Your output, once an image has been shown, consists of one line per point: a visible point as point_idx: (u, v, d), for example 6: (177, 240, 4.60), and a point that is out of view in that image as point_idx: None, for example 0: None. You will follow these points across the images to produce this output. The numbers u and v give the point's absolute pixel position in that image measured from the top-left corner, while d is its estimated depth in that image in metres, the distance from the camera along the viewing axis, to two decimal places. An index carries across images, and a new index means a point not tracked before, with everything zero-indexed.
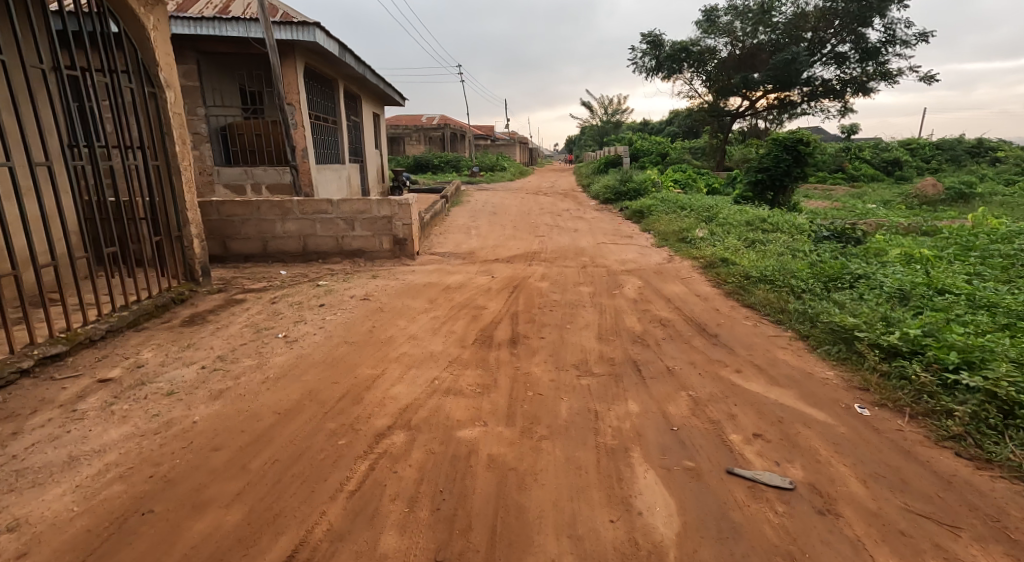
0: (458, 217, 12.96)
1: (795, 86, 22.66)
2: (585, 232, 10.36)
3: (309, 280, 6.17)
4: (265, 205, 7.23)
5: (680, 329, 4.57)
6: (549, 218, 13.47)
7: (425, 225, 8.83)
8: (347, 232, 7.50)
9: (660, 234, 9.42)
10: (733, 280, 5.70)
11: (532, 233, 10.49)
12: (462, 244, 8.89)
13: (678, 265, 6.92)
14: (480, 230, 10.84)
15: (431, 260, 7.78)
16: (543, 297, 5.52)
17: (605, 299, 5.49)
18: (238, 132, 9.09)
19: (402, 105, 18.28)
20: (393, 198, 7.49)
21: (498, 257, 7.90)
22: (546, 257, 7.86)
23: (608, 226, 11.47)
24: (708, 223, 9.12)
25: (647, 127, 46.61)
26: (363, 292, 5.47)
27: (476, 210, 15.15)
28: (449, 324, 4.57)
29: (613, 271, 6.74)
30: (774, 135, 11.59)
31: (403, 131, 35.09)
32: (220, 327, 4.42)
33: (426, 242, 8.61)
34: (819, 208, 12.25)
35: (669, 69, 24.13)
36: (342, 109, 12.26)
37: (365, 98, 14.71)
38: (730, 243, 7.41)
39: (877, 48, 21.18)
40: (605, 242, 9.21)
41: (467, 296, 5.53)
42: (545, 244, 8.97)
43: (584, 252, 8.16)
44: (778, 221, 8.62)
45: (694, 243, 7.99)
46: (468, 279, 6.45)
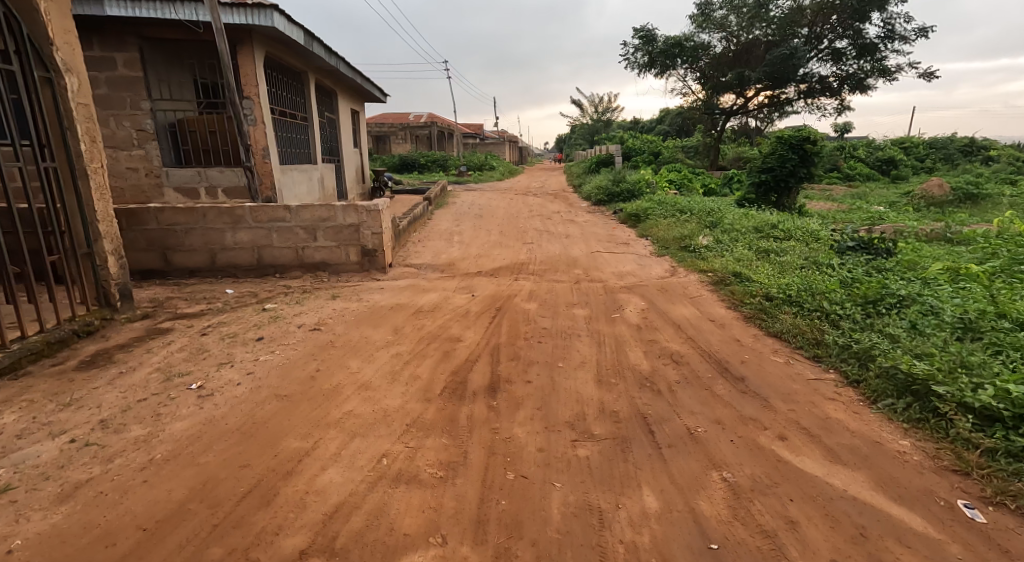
0: (441, 221, 12.08)
1: (791, 83, 21.95)
2: (578, 239, 9.52)
3: (257, 302, 5.30)
4: (211, 212, 6.32)
5: (696, 367, 3.76)
6: (538, 222, 12.62)
7: (400, 233, 7.96)
8: (307, 242, 6.61)
9: (659, 241, 8.63)
10: (753, 300, 4.89)
11: (519, 239, 9.66)
12: (440, 254, 8.04)
13: (684, 280, 6.10)
14: (463, 236, 9.99)
15: (405, 273, 6.92)
16: (529, 323, 4.67)
17: (603, 325, 4.66)
18: (190, 129, 8.16)
19: (384, 102, 17.37)
20: (361, 203, 6.61)
21: (481, 270, 7.06)
22: (534, 269, 7.02)
23: (601, 231, 10.65)
24: (713, 229, 8.34)
25: (638, 125, 45.88)
26: (316, 319, 4.60)
27: (460, 213, 14.26)
28: (414, 364, 3.72)
29: (610, 288, 5.91)
30: (779, 132, 10.82)
31: (388, 130, 33.97)
32: (123, 372, 3.54)
33: (401, 252, 7.75)
34: (824, 211, 11.50)
35: (661, 66, 23.38)
36: (314, 105, 11.37)
37: (342, 94, 13.80)
38: (741, 253, 6.61)
39: (875, 43, 20.36)
40: (599, 251, 8.38)
41: (440, 323, 4.67)
42: (533, 253, 8.13)
43: (577, 263, 7.33)
44: (791, 227, 7.84)
45: (700, 253, 7.20)
46: (445, 299, 5.60)
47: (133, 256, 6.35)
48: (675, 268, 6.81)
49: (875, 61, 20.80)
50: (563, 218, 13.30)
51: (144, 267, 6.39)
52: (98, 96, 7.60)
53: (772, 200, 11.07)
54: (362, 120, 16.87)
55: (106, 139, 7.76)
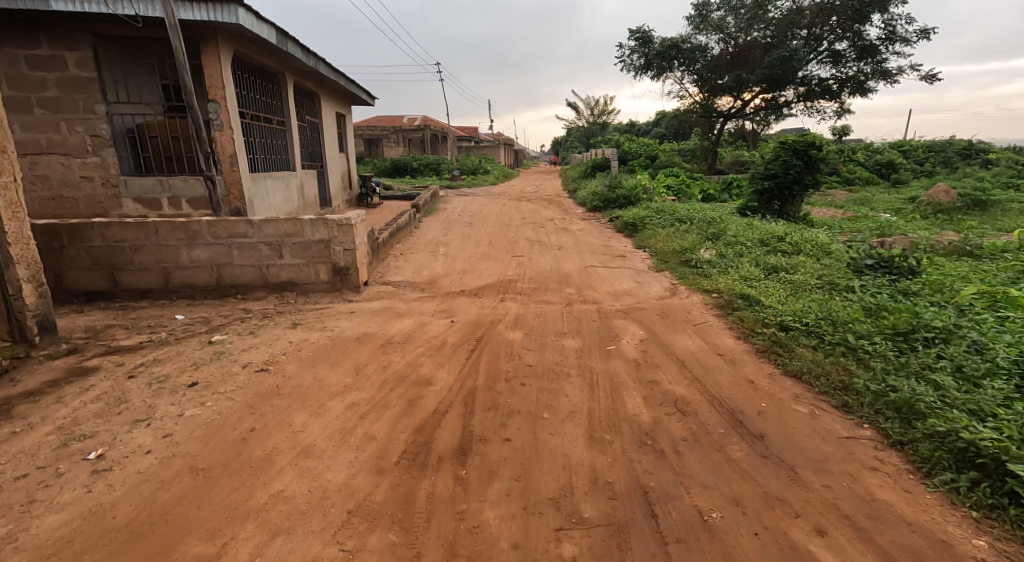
0: (428, 231, 11.50)
1: (789, 85, 21.46)
2: (572, 251, 8.95)
3: (207, 331, 4.71)
4: (164, 227, 5.73)
5: (704, 418, 3.19)
6: (530, 230, 12.06)
7: (378, 247, 7.38)
8: (272, 260, 6.02)
9: (657, 255, 8.08)
10: (765, 329, 4.33)
11: (509, 251, 9.08)
12: (421, 269, 7.46)
13: (686, 303, 5.53)
14: (449, 248, 9.42)
15: (381, 293, 6.33)
16: (512, 359, 4.09)
17: (595, 360, 4.09)
18: (150, 134, 7.55)
19: (372, 105, 16.81)
20: (331, 217, 6.02)
21: (465, 288, 6.48)
22: (522, 288, 6.45)
23: (596, 242, 10.09)
24: (715, 242, 7.78)
25: (633, 128, 45.41)
26: (267, 355, 4.01)
27: (449, 221, 13.68)
28: (371, 417, 3.14)
29: (605, 312, 5.34)
30: (782, 137, 10.29)
31: (380, 133, 33.28)
32: (16, 431, 2.93)
33: (378, 268, 7.16)
34: (829, 219, 10.96)
35: (658, 68, 22.91)
36: (293, 109, 10.83)
37: (325, 97, 13.26)
38: (747, 271, 6.06)
39: (876, 45, 19.92)
40: (594, 265, 7.81)
41: (410, 360, 4.08)
42: (522, 268, 7.55)
43: (570, 280, 6.76)
44: (800, 240, 7.29)
45: (703, 270, 6.65)
46: (421, 325, 5.03)
47: (78, 276, 5.75)
48: (675, 288, 6.25)
49: (875, 63, 20.30)
50: (557, 227, 12.75)
51: (90, 288, 5.78)
52: (48, 98, 6.99)
53: (774, 208, 10.54)
54: (349, 124, 16.31)
55: (58, 145, 7.14)
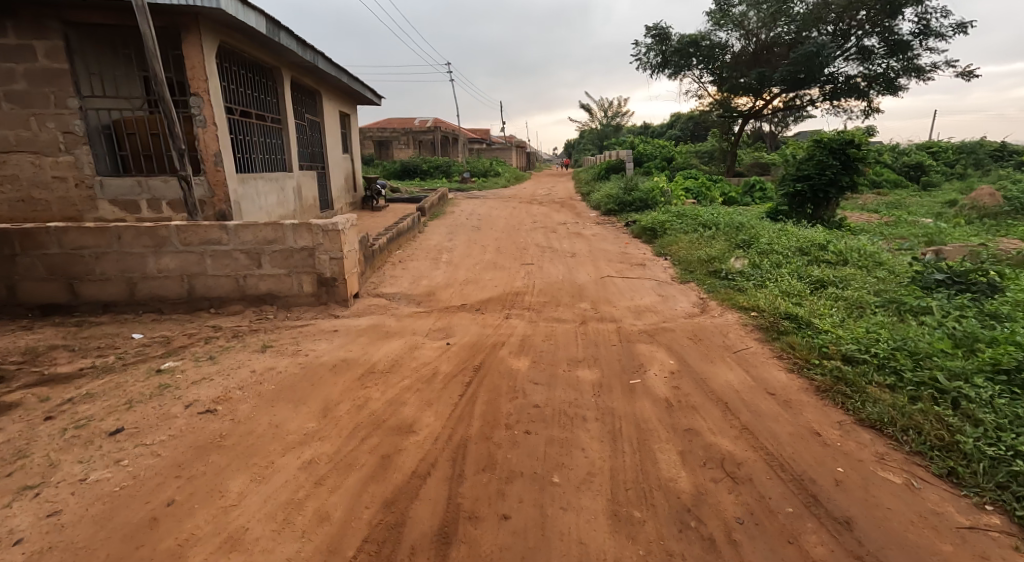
0: (432, 236, 10.84)
1: (814, 84, 20.59)
2: (585, 259, 8.22)
3: (163, 354, 4.06)
4: (128, 233, 5.09)
5: (764, 488, 2.45)
6: (540, 235, 11.36)
7: (372, 255, 6.73)
8: (250, 270, 5.37)
9: (682, 265, 7.34)
10: (825, 360, 3.58)
11: (518, 259, 8.39)
12: (419, 279, 6.79)
13: (718, 323, 4.78)
14: (453, 255, 8.77)
15: (372, 307, 5.67)
16: (514, 397, 3.39)
17: (616, 399, 3.37)
18: (128, 130, 6.94)
19: (379, 105, 16.26)
20: (315, 222, 5.37)
21: (466, 302, 5.81)
22: (530, 302, 5.75)
23: (612, 249, 9.34)
24: (747, 250, 7.03)
25: (648, 130, 44.61)
26: (220, 389, 3.33)
27: (456, 225, 13.02)
28: (332, 482, 2.45)
29: (624, 333, 4.61)
30: (817, 135, 9.52)
31: (390, 135, 32.71)
32: None
33: (372, 278, 6.51)
34: (867, 224, 10.13)
35: (676, 65, 22.21)
36: (291, 107, 10.27)
37: (327, 94, 12.70)
38: (789, 285, 5.31)
39: (908, 41, 19.03)
40: (611, 276, 7.06)
41: (392, 396, 3.39)
42: (530, 278, 6.84)
43: (583, 293, 6.04)
44: (845, 249, 6.51)
45: (735, 282, 5.91)
46: (411, 348, 4.33)
47: (33, 287, 5.13)
48: (704, 305, 5.50)
49: (906, 60, 19.41)
50: (570, 231, 12.03)
51: (46, 301, 5.16)
52: (16, 92, 6.41)
53: (806, 213, 9.76)
54: (354, 124, 15.75)
55: (27, 143, 6.56)
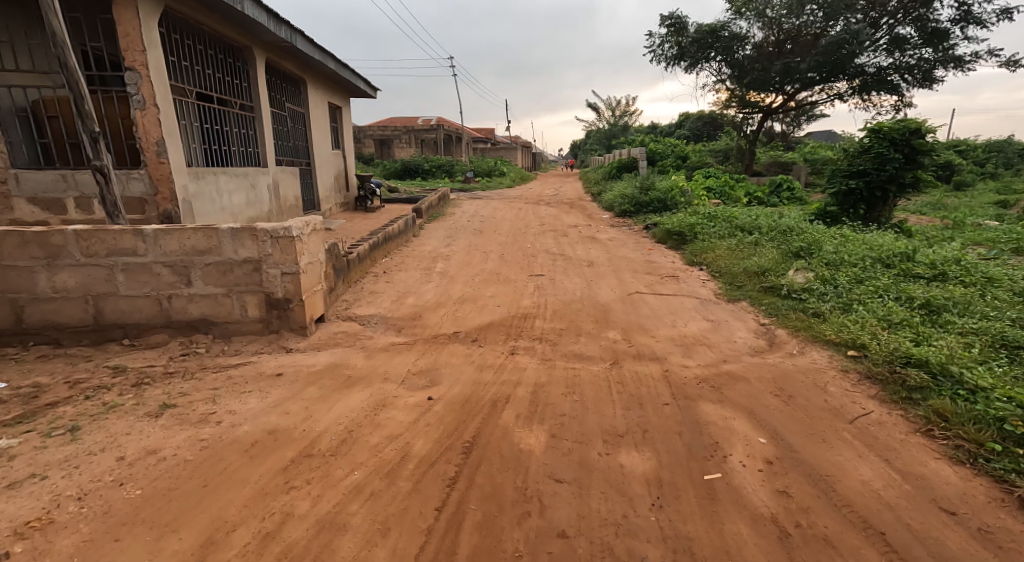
0: (427, 242, 9.61)
1: (842, 77, 19.37)
2: (605, 271, 6.94)
3: (13, 420, 2.81)
4: (10, 240, 3.85)
5: None
6: (550, 241, 10.10)
7: (344, 267, 5.48)
8: (175, 289, 4.10)
9: (729, 279, 6.10)
10: (1013, 445, 2.33)
11: (525, 269, 7.14)
12: (403, 297, 5.54)
13: (801, 368, 3.48)
14: (448, 264, 7.56)
15: (337, 337, 4.39)
16: (523, 517, 2.11)
17: (690, 519, 2.09)
18: (49, 112, 5.64)
19: (373, 97, 15.10)
20: (261, 226, 4.11)
21: (460, 329, 4.56)
22: (541, 329, 4.50)
23: (634, 257, 8.06)
24: (809, 261, 5.79)
25: (657, 129, 43.36)
26: (47, 505, 2.08)
27: (456, 228, 11.81)
28: None
29: (674, 384, 3.31)
30: (873, 124, 8.26)
31: (391, 133, 31.41)
32: None
33: (342, 299, 5.26)
34: (928, 226, 8.89)
35: (692, 58, 21.09)
36: (266, 93, 9.04)
37: (313, 83, 11.48)
38: (892, 310, 4.05)
39: (945, 29, 17.86)
40: (640, 292, 5.78)
41: (328, 512, 2.13)
42: (539, 296, 5.59)
43: (609, 317, 4.76)
44: (937, 258, 5.28)
45: (808, 306, 4.66)
46: (376, 406, 3.06)
47: None
48: (770, 338, 4.21)
49: (942, 51, 18.25)
50: (583, 236, 10.76)
51: None
52: None
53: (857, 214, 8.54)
54: (345, 118, 14.55)
55: None
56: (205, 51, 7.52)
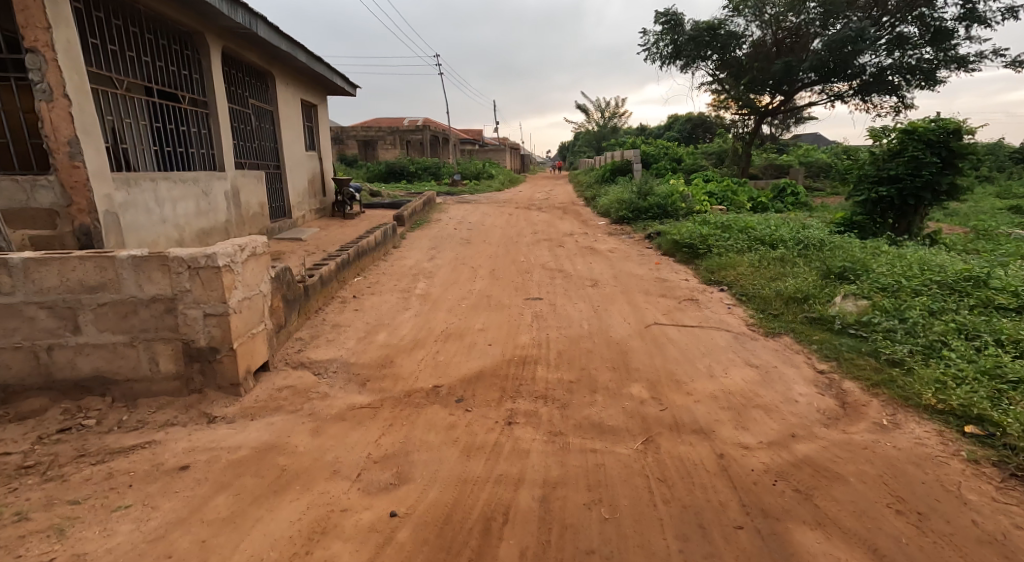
0: (409, 255, 8.63)
1: (842, 77, 18.67)
2: (612, 293, 6.01)
3: None
4: None
5: None
6: (545, 252, 9.16)
7: (297, 299, 4.47)
8: (58, 338, 3.05)
9: (764, 307, 5.19)
10: None
11: (520, 290, 6.19)
12: (372, 333, 4.56)
13: (907, 455, 2.55)
14: (430, 284, 6.58)
15: (282, 397, 3.38)
16: None
17: None
18: None
19: (352, 94, 14.08)
20: (174, 254, 3.10)
21: (441, 384, 3.59)
22: (545, 383, 3.55)
23: (641, 274, 7.14)
24: (860, 286, 4.90)
25: (648, 130, 42.62)
26: None
27: (442, 237, 10.82)
28: None
29: (740, 486, 2.36)
30: (906, 124, 7.43)
31: (376, 134, 30.29)
32: None
33: (295, 339, 4.26)
34: (961, 235, 8.09)
35: (688, 57, 20.29)
36: (223, 87, 7.95)
37: (281, 77, 10.42)
38: (1005, 366, 3.14)
39: (948, 27, 17.22)
40: (659, 323, 4.85)
41: None
42: (539, 331, 4.64)
43: (628, 365, 3.81)
44: (1018, 284, 4.42)
45: (881, 348, 3.76)
46: (313, 536, 2.08)
47: None
48: (841, 397, 3.28)
49: (945, 51, 17.60)
50: (580, 247, 9.84)
51: None
52: None
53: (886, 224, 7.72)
54: (321, 117, 13.50)
55: None
56: (145, 36, 6.45)
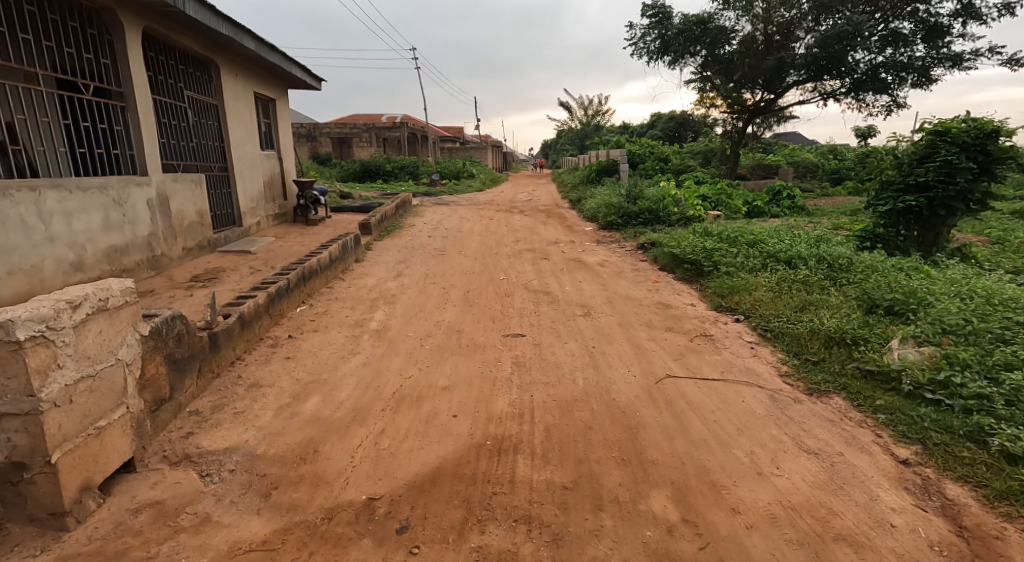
0: (372, 272, 7.52)
1: (834, 75, 17.87)
2: (608, 328, 4.99)
3: None
4: None
5: None
6: (528, 267, 8.13)
7: (195, 354, 3.35)
8: None
9: (797, 349, 4.17)
10: None
11: (497, 324, 5.14)
12: (302, 398, 3.47)
13: None
14: (391, 313, 5.50)
15: (138, 526, 2.29)
16: None
17: None
18: None
19: (315, 87, 12.89)
20: None
21: (380, 494, 2.52)
22: (525, 493, 2.51)
23: (639, 298, 6.14)
24: (918, 326, 3.90)
25: (631, 129, 41.79)
26: None
27: (412, 247, 9.70)
28: None
29: None
30: (937, 124, 6.47)
31: (351, 131, 28.92)
32: None
33: (189, 412, 3.15)
34: (991, 249, 7.17)
35: (674, 54, 19.37)
36: (143, 74, 6.68)
37: (225, 66, 9.19)
38: None
39: (942, 24, 16.47)
40: (672, 374, 3.84)
41: None
42: (520, 392, 3.60)
43: (642, 455, 2.78)
44: None
45: (985, 430, 2.74)
46: None
47: None
48: (950, 517, 2.29)
49: (937, 48, 16.85)
50: (567, 259, 8.82)
51: None
52: None
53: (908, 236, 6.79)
54: (281, 113, 12.28)
55: None
56: (27, 9, 5.19)
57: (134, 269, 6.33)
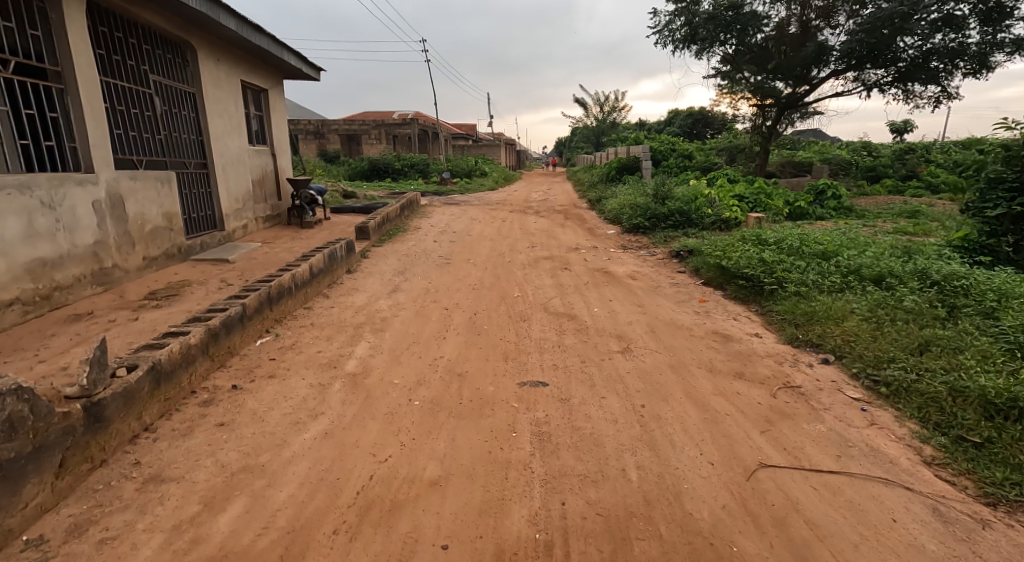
0: (362, 287, 6.37)
1: (879, 64, 16.34)
2: (658, 373, 3.75)
3: None
4: None
5: None
6: (547, 280, 6.91)
7: (49, 444, 2.21)
8: None
9: (943, 419, 2.92)
10: None
11: (511, 365, 3.94)
12: (216, 504, 2.31)
13: None
14: (375, 348, 4.32)
15: None
16: None
17: None
18: None
19: (312, 75, 11.78)
20: None
21: None
22: None
23: (689, 326, 4.90)
24: None
25: (648, 126, 40.31)
26: None
27: (414, 255, 8.52)
28: None
29: None
30: None
31: (359, 128, 27.87)
32: None
33: (23, 544, 2.03)
34: None
35: (703, 42, 17.95)
36: (86, 49, 5.55)
37: (202, 47, 8.08)
38: None
39: (1003, 5, 14.82)
40: (769, 462, 2.61)
41: None
42: (545, 497, 2.40)
43: None
44: None
45: None
46: None
47: None
48: None
49: (996, 32, 15.17)
50: (591, 270, 7.59)
51: None
52: None
53: (1020, 246, 5.47)
54: (274, 104, 11.18)
55: None
56: None
57: (71, 285, 5.24)
